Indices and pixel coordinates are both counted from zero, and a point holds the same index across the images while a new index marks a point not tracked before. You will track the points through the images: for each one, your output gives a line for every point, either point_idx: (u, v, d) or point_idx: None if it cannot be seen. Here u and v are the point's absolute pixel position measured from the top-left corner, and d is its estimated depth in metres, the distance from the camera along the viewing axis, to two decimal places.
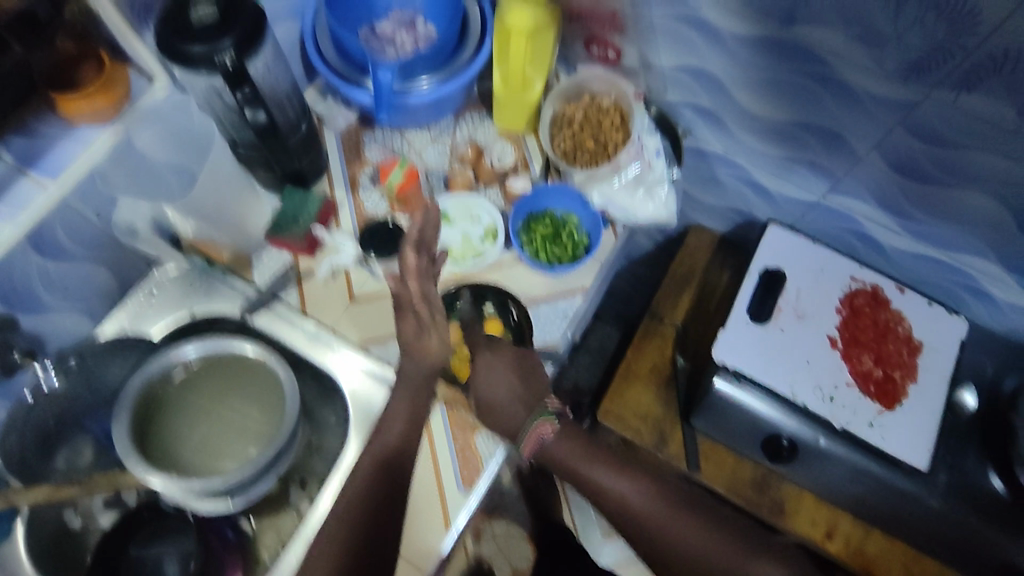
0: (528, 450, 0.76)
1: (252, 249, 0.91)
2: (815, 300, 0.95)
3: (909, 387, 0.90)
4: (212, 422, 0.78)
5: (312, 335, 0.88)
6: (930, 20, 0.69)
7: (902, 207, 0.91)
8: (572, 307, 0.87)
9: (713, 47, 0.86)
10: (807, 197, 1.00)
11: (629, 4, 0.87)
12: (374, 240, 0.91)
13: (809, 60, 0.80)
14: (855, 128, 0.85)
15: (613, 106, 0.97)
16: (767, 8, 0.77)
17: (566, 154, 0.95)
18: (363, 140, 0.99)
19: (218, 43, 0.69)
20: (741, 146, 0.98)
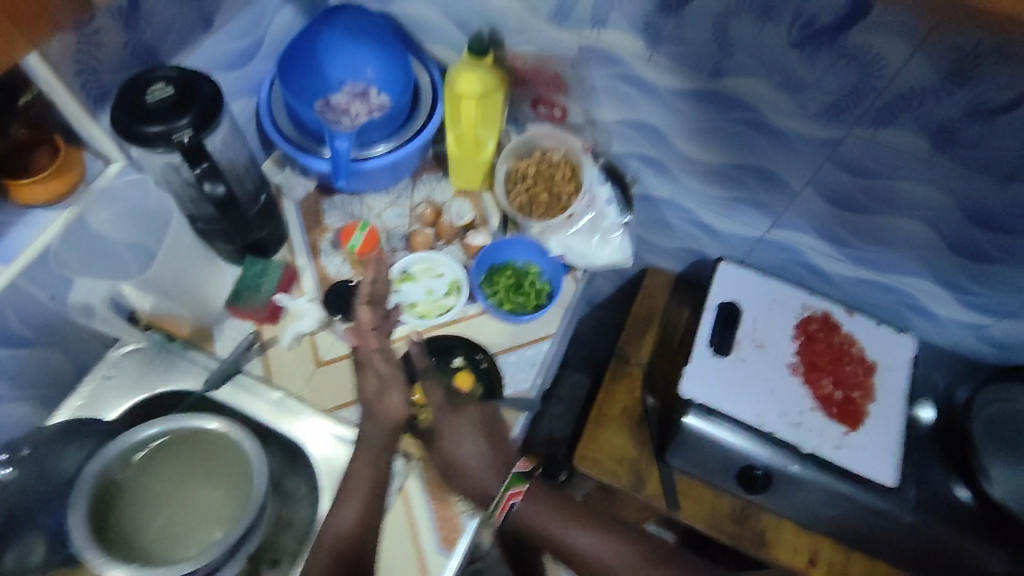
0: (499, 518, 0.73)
1: (213, 321, 0.91)
2: (771, 330, 0.99)
3: (868, 406, 0.94)
4: (175, 506, 0.74)
5: (277, 404, 0.86)
6: (841, 67, 0.76)
7: (840, 236, 0.97)
8: (540, 354, 0.89)
9: (652, 101, 0.92)
10: (752, 233, 1.05)
11: (569, 65, 0.93)
12: (338, 302, 0.92)
13: (739, 108, 0.86)
14: (788, 167, 0.91)
15: (563, 160, 1.01)
16: (696, 63, 0.83)
17: (522, 207, 0.98)
18: (322, 206, 1.01)
19: (176, 122, 0.71)
20: (686, 190, 1.04)
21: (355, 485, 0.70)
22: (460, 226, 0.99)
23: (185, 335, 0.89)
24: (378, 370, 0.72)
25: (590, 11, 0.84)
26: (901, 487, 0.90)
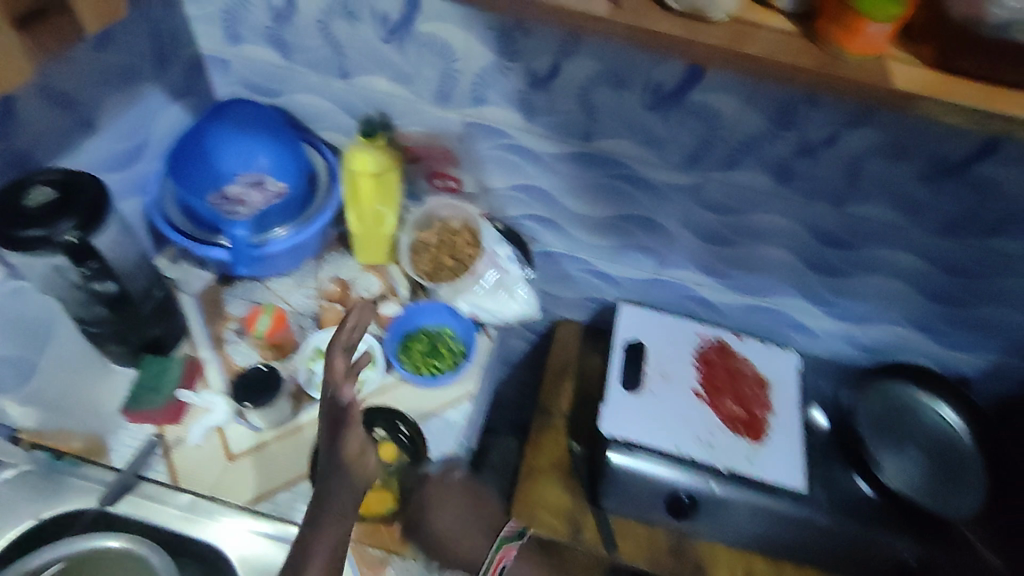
0: None
1: (108, 431, 0.85)
2: (673, 361, 1.07)
3: (769, 419, 1.02)
4: None
5: (187, 509, 0.79)
6: (689, 123, 0.87)
7: (718, 269, 1.08)
8: (461, 413, 0.90)
9: (537, 166, 1.00)
10: (644, 276, 1.14)
11: (457, 140, 1.00)
12: (248, 391, 0.85)
13: (613, 165, 0.96)
14: (663, 212, 1.01)
15: (462, 227, 1.03)
16: (570, 129, 0.93)
17: (429, 273, 1.01)
18: (224, 297, 0.99)
19: (58, 224, 0.69)
20: (579, 243, 1.12)
21: None
22: (368, 299, 1.01)
23: (76, 450, 0.82)
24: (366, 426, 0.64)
25: (470, 91, 0.92)
26: (811, 490, 0.97)
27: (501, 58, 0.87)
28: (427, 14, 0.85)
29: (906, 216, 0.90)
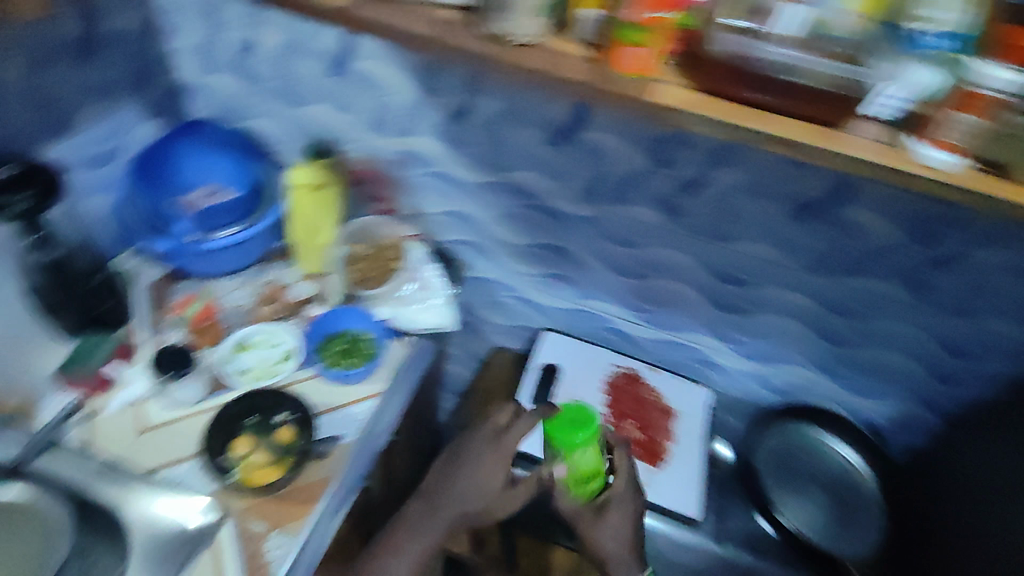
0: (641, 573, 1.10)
1: (43, 395, 0.91)
2: (580, 383, 1.15)
3: (670, 446, 1.06)
4: None
5: (100, 468, 0.85)
6: (580, 158, 0.97)
7: (631, 301, 1.16)
8: (366, 410, 0.96)
9: (464, 195, 1.12)
10: (568, 304, 1.21)
11: (394, 165, 1.12)
12: (170, 364, 0.95)
13: (526, 195, 1.07)
14: (576, 244, 1.10)
15: (393, 244, 1.15)
16: (486, 162, 1.05)
17: (358, 282, 1.11)
18: (171, 292, 1.07)
19: (13, 196, 0.80)
20: (508, 270, 1.21)
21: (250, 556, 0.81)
22: (299, 301, 1.09)
23: (7, 409, 0.88)
24: None
25: (400, 123, 1.04)
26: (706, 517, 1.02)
27: (422, 95, 0.99)
28: (363, 52, 0.96)
29: (783, 254, 0.97)
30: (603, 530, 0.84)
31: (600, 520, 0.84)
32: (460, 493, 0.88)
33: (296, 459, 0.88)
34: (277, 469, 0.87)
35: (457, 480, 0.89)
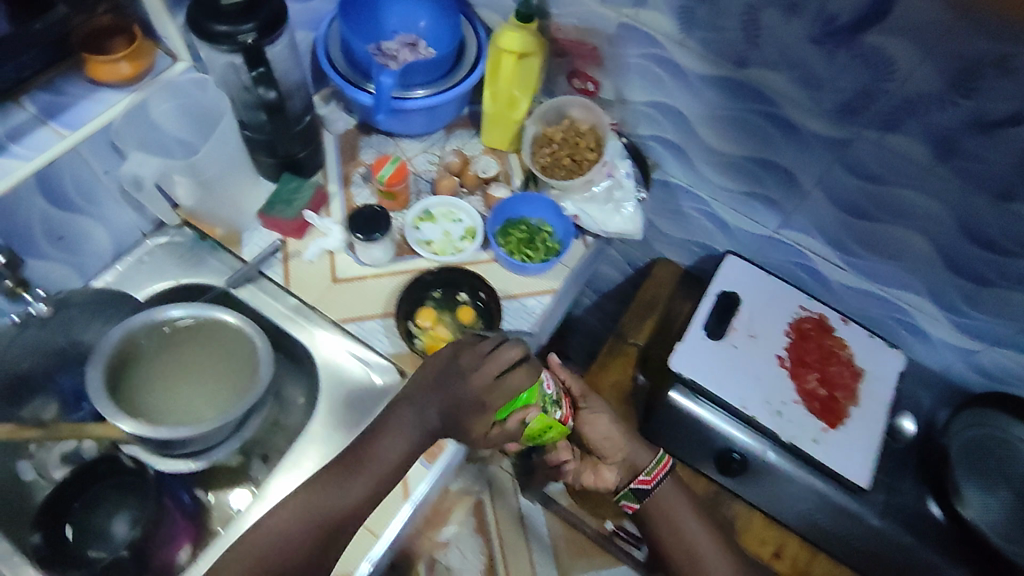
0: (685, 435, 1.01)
1: (246, 228, 0.94)
2: (764, 320, 1.03)
3: (850, 408, 0.97)
4: (195, 377, 0.84)
5: (293, 310, 0.91)
6: (855, 69, 0.79)
7: (843, 242, 1.00)
8: (541, 305, 0.93)
9: (682, 88, 0.96)
10: (762, 230, 1.08)
11: (608, 41, 0.96)
12: (361, 223, 0.90)
13: (761, 100, 0.90)
14: (803, 167, 0.95)
15: (589, 131, 1.04)
16: (724, 52, 0.87)
17: (545, 168, 1.01)
18: (359, 144, 1.04)
19: (241, 25, 0.75)
20: (703, 181, 1.07)
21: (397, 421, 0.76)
22: (484, 178, 1.02)
23: (217, 237, 0.94)
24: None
25: None
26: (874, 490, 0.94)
27: None
28: None
29: None
30: (587, 427, 0.88)
31: (584, 427, 0.89)
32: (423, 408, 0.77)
33: None
34: None
35: (443, 380, 0.77)
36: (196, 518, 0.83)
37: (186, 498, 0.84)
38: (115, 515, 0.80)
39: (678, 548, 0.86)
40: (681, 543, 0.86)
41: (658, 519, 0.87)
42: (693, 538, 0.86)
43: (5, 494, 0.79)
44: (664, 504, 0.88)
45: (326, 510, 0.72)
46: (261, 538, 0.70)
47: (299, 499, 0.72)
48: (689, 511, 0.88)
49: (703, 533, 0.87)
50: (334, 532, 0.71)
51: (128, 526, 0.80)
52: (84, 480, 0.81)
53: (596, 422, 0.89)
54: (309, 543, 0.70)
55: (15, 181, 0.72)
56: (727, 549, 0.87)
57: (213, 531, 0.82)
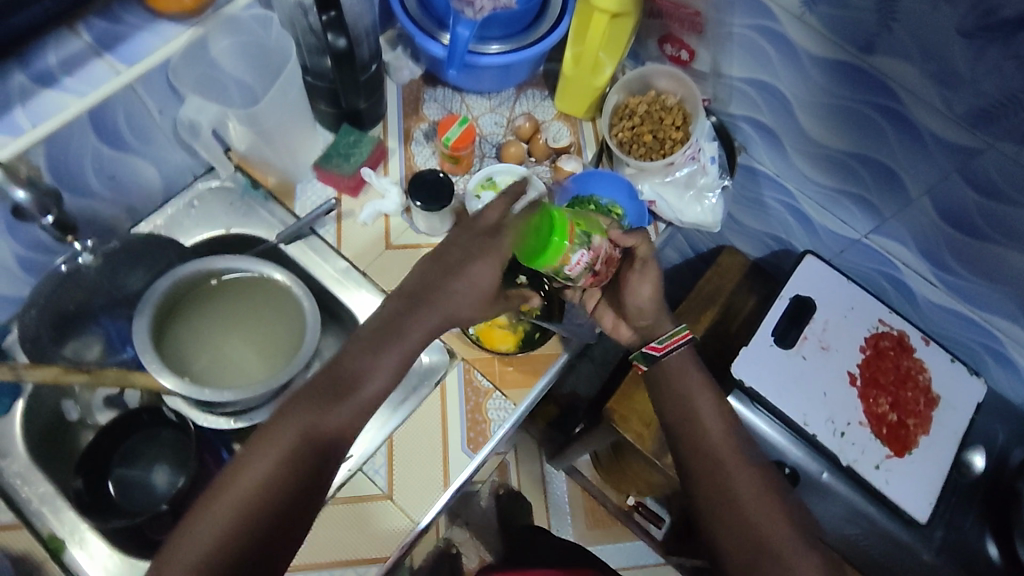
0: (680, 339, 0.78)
1: (299, 178, 0.90)
2: (839, 333, 0.96)
3: (920, 437, 0.91)
4: (241, 335, 0.82)
5: (341, 273, 0.87)
6: (1009, 70, 0.67)
7: (942, 258, 0.90)
8: None
9: (788, 68, 0.84)
10: (849, 233, 0.98)
11: (713, 7, 0.84)
12: (420, 190, 0.84)
13: (880, 93, 0.78)
14: (913, 171, 0.83)
15: (677, 106, 0.94)
16: (849, 34, 0.75)
17: (623, 143, 0.93)
18: (423, 97, 0.97)
19: None
20: (792, 172, 0.97)
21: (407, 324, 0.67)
22: (554, 148, 0.95)
23: (270, 187, 0.89)
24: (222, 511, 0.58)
25: None
26: (930, 524, 0.89)
27: None
28: None
29: None
30: (628, 286, 0.79)
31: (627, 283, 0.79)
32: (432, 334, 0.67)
33: (532, 327, 0.84)
34: (513, 335, 0.83)
35: (439, 292, 0.67)
36: None
37: (225, 455, 0.82)
38: (154, 466, 0.81)
39: (680, 420, 0.75)
40: (687, 417, 0.74)
41: (665, 383, 0.77)
42: (701, 413, 0.74)
43: (52, 431, 0.80)
44: (678, 374, 0.77)
45: (331, 416, 0.63)
46: (269, 454, 0.61)
47: (297, 412, 0.63)
48: (708, 389, 0.76)
49: (715, 409, 0.74)
50: (342, 438, 0.63)
51: (168, 477, 0.80)
52: (125, 428, 0.81)
53: (641, 286, 0.78)
54: (323, 449, 0.62)
55: (64, 118, 0.67)
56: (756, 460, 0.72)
57: None
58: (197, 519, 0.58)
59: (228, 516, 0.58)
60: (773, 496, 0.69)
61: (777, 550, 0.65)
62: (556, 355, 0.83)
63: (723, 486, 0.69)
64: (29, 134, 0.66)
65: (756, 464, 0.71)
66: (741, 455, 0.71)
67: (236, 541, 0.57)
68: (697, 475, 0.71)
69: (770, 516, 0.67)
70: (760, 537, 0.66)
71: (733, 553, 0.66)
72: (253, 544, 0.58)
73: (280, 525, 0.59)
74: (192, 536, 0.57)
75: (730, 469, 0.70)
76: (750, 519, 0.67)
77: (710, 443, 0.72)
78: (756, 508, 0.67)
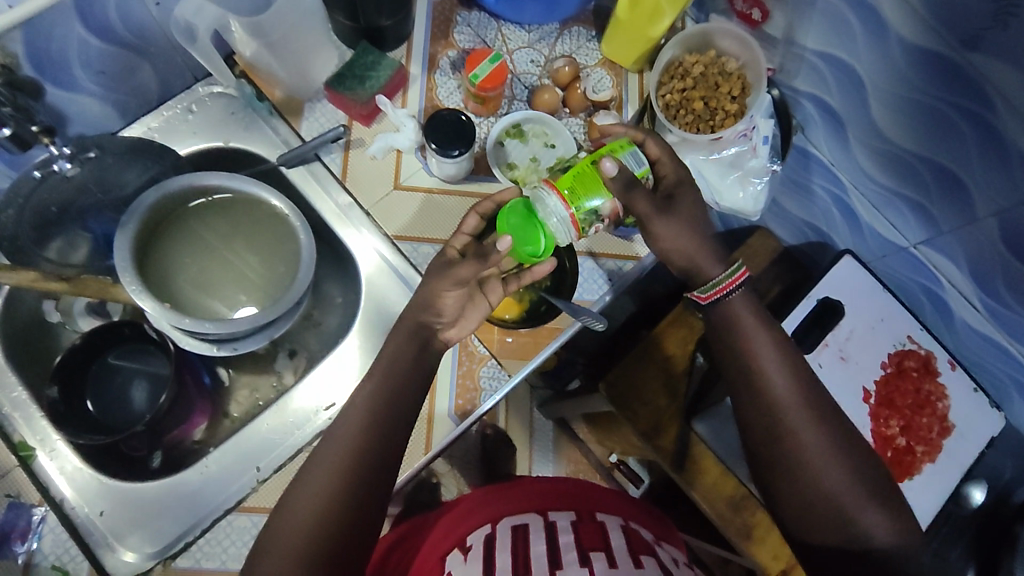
0: (734, 279, 0.67)
1: (307, 97, 0.82)
2: (862, 345, 0.91)
3: (925, 465, 0.88)
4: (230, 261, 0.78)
5: (343, 209, 0.81)
6: None
7: (993, 285, 0.79)
8: (620, 274, 0.82)
9: (872, 48, 0.72)
10: (896, 240, 0.87)
11: None
12: (438, 132, 0.76)
13: (971, 92, 0.66)
14: (986, 185, 0.72)
15: (737, 73, 0.84)
16: (953, 23, 0.63)
17: (669, 107, 0.84)
18: (455, 20, 0.87)
19: None
20: (848, 162, 0.85)
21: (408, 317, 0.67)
22: (593, 100, 0.86)
23: (275, 101, 0.82)
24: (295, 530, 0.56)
25: None
26: None
27: None
28: None
29: None
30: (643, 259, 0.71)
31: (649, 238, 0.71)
32: (460, 320, 0.68)
33: (538, 298, 0.79)
34: (517, 304, 0.79)
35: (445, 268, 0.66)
36: (214, 399, 0.81)
37: (207, 379, 0.81)
38: (133, 380, 0.79)
39: (739, 381, 0.66)
40: (748, 373, 0.65)
41: (721, 336, 0.67)
42: (761, 365, 0.65)
43: (32, 331, 0.77)
44: (731, 322, 0.67)
45: (390, 408, 0.63)
46: (343, 445, 0.60)
47: (356, 404, 0.63)
48: (768, 337, 0.66)
49: (775, 363, 0.65)
50: (388, 430, 0.62)
51: (147, 393, 0.79)
52: (105, 342, 0.78)
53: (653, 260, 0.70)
54: (392, 435, 0.63)
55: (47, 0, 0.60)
56: (815, 413, 0.63)
57: (230, 414, 0.81)
58: (289, 506, 0.57)
59: (301, 534, 0.56)
60: (849, 464, 0.61)
61: (857, 520, 0.60)
62: (560, 329, 0.78)
63: (792, 450, 0.62)
64: (5, 14, 0.60)
65: (828, 425, 0.63)
66: (810, 415, 0.62)
67: (329, 532, 0.56)
68: (756, 441, 0.64)
69: (844, 479, 0.60)
70: (835, 506, 0.60)
71: (804, 524, 0.62)
72: (348, 535, 0.57)
73: (366, 511, 0.58)
74: (284, 531, 0.56)
75: (795, 434, 0.62)
76: (824, 488, 0.60)
77: (769, 403, 0.63)
78: (832, 477, 0.60)
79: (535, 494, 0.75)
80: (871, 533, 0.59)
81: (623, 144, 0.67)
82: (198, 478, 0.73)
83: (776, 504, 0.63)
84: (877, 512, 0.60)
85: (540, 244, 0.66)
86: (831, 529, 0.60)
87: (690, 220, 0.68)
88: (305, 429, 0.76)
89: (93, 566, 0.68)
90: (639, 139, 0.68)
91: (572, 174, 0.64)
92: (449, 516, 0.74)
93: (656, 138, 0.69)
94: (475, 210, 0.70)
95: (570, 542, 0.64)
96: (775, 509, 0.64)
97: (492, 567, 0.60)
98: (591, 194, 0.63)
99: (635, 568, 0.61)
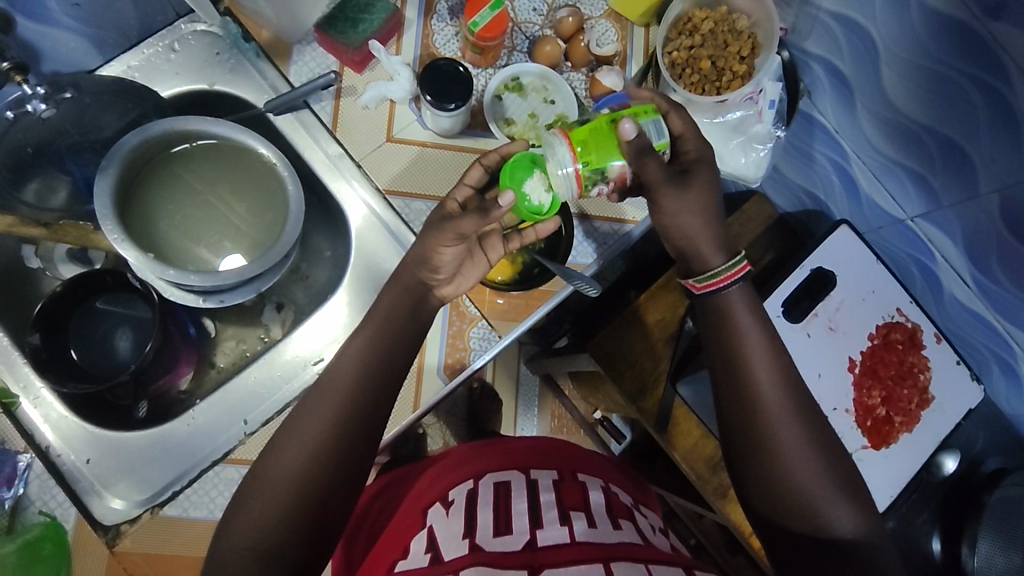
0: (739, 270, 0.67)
1: (296, 39, 0.78)
2: (852, 316, 0.91)
3: (901, 434, 0.91)
4: (215, 210, 0.76)
5: (333, 159, 0.78)
6: None
7: (987, 263, 0.79)
8: (615, 238, 0.81)
9: (890, 11, 0.69)
10: (894, 212, 0.86)
11: None
12: (435, 84, 0.72)
13: (989, 63, 0.64)
14: (992, 161, 0.70)
15: (747, 32, 0.81)
16: None
17: (674, 65, 0.81)
18: None
19: None
20: (852, 132, 0.83)
21: (400, 276, 0.67)
22: (596, 55, 0.82)
23: (262, 42, 0.78)
24: (275, 488, 0.56)
25: None
26: (886, 514, 0.90)
27: None
28: None
29: None
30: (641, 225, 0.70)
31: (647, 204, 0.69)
32: (456, 277, 0.68)
33: (532, 261, 0.79)
34: (511, 266, 0.78)
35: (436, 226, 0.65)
36: (200, 349, 0.80)
37: (192, 330, 0.80)
38: (117, 329, 0.78)
39: (726, 360, 0.66)
40: (738, 345, 0.65)
41: (713, 315, 0.68)
42: (750, 339, 0.65)
43: (9, 276, 0.76)
44: (727, 307, 0.67)
45: (380, 364, 0.63)
46: (333, 394, 0.60)
47: (345, 357, 0.63)
48: (758, 324, 0.66)
49: (763, 339, 0.65)
50: (377, 388, 0.62)
51: (132, 342, 0.78)
52: (87, 290, 0.76)
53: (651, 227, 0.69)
54: (382, 386, 0.62)
55: None
56: (794, 396, 0.64)
57: (217, 365, 0.80)
58: (269, 463, 0.57)
59: (282, 491, 0.55)
60: (824, 455, 0.62)
61: (823, 514, 0.59)
62: (552, 292, 0.78)
63: (770, 427, 0.62)
64: None
65: (812, 417, 0.63)
66: (792, 403, 0.63)
67: (303, 486, 0.56)
68: (736, 417, 0.65)
69: (817, 467, 0.61)
70: (803, 494, 0.60)
71: (770, 509, 0.62)
72: (328, 484, 0.57)
73: (349, 461, 0.58)
74: (263, 476, 0.56)
75: (778, 419, 0.62)
76: (797, 472, 0.60)
77: (755, 378, 0.64)
78: (806, 466, 0.61)
79: (516, 453, 0.75)
80: (836, 526, 0.59)
81: (649, 108, 0.64)
82: (185, 428, 0.73)
83: (746, 487, 0.64)
84: (846, 509, 0.60)
85: (543, 204, 0.65)
86: (798, 516, 0.60)
87: (691, 186, 0.66)
88: (292, 383, 0.76)
89: (81, 513, 0.68)
90: (665, 108, 0.66)
91: (589, 129, 0.63)
92: (434, 471, 0.75)
93: (681, 111, 0.67)
94: (480, 163, 0.67)
95: (551, 501, 0.65)
96: (743, 490, 0.64)
97: (474, 524, 0.61)
98: (604, 154, 0.62)
99: (612, 529, 0.62)
